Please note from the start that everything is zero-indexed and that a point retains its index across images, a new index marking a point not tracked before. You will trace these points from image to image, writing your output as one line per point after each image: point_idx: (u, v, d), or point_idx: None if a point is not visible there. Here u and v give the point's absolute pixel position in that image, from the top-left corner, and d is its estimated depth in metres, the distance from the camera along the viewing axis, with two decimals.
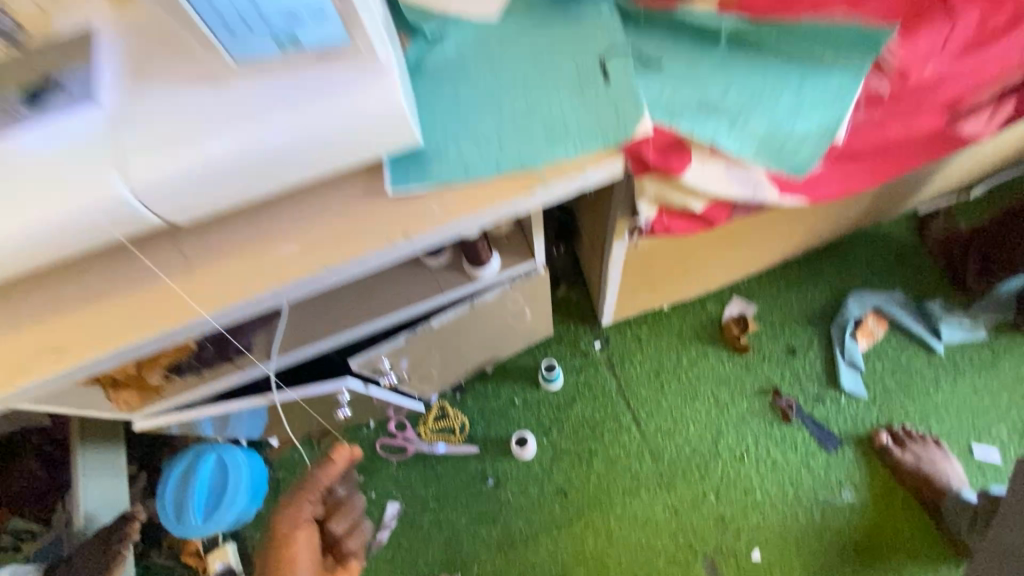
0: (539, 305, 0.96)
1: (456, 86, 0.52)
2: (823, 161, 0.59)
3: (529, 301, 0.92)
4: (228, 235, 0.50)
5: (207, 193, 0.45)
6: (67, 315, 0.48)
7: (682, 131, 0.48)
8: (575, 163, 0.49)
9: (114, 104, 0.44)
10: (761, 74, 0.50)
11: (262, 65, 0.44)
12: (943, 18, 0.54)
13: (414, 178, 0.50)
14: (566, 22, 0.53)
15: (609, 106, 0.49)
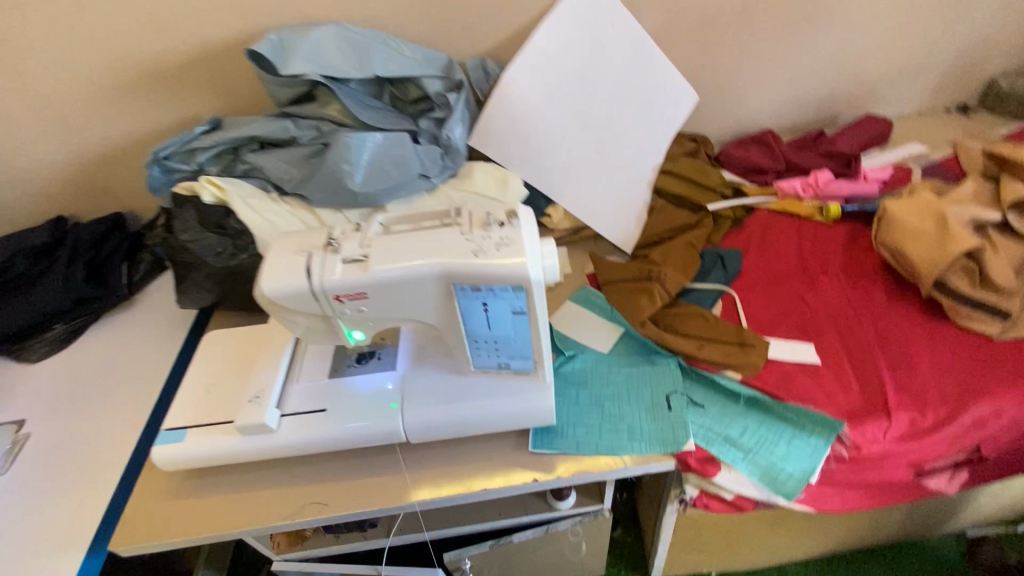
0: (594, 544, 1.16)
1: (580, 390, 0.88)
2: (822, 485, 0.82)
3: (586, 539, 1.14)
4: (436, 452, 0.85)
5: (437, 428, 0.81)
6: (340, 484, 0.82)
7: (714, 454, 0.79)
8: (645, 457, 0.80)
9: (403, 370, 0.85)
10: (768, 429, 0.81)
11: (484, 370, 0.82)
12: (886, 417, 0.80)
13: (547, 443, 0.83)
14: (651, 366, 0.89)
15: (670, 428, 0.81)
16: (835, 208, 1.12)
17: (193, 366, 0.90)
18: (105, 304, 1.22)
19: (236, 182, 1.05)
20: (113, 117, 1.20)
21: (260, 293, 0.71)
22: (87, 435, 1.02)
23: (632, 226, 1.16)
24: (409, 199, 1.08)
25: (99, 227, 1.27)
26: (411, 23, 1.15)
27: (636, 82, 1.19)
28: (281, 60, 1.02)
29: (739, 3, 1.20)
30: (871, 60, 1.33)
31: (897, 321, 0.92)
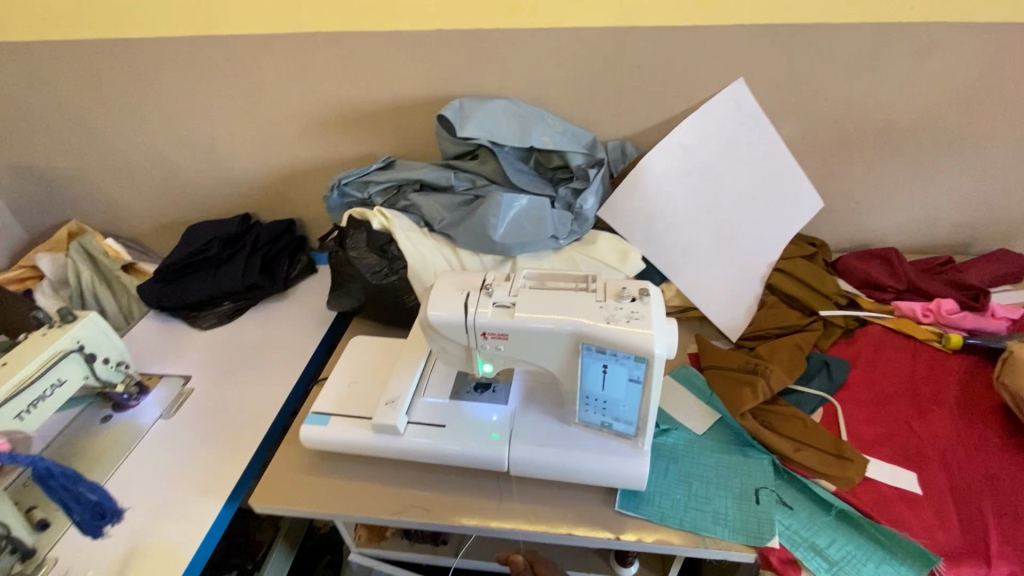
0: None
1: (669, 463, 0.94)
2: None
3: None
4: (528, 488, 0.93)
5: (533, 466, 0.90)
6: (442, 494, 0.93)
7: (797, 558, 0.81)
8: (726, 543, 0.83)
9: (513, 407, 0.95)
10: (857, 547, 0.82)
11: (587, 424, 0.90)
12: (988, 565, 0.78)
13: (631, 505, 0.89)
14: (744, 457, 0.93)
15: (754, 520, 0.84)
16: (955, 339, 1.09)
17: (341, 363, 1.07)
18: (266, 293, 1.45)
19: (399, 214, 1.24)
20: (308, 144, 1.46)
21: (424, 318, 0.86)
22: (237, 400, 1.22)
23: (738, 317, 1.22)
24: (538, 255, 1.22)
25: (277, 228, 1.53)
26: (567, 104, 1.31)
27: (764, 184, 1.27)
28: (458, 123, 1.22)
29: (879, 126, 1.26)
30: (1014, 197, 1.32)
31: (1013, 469, 0.90)
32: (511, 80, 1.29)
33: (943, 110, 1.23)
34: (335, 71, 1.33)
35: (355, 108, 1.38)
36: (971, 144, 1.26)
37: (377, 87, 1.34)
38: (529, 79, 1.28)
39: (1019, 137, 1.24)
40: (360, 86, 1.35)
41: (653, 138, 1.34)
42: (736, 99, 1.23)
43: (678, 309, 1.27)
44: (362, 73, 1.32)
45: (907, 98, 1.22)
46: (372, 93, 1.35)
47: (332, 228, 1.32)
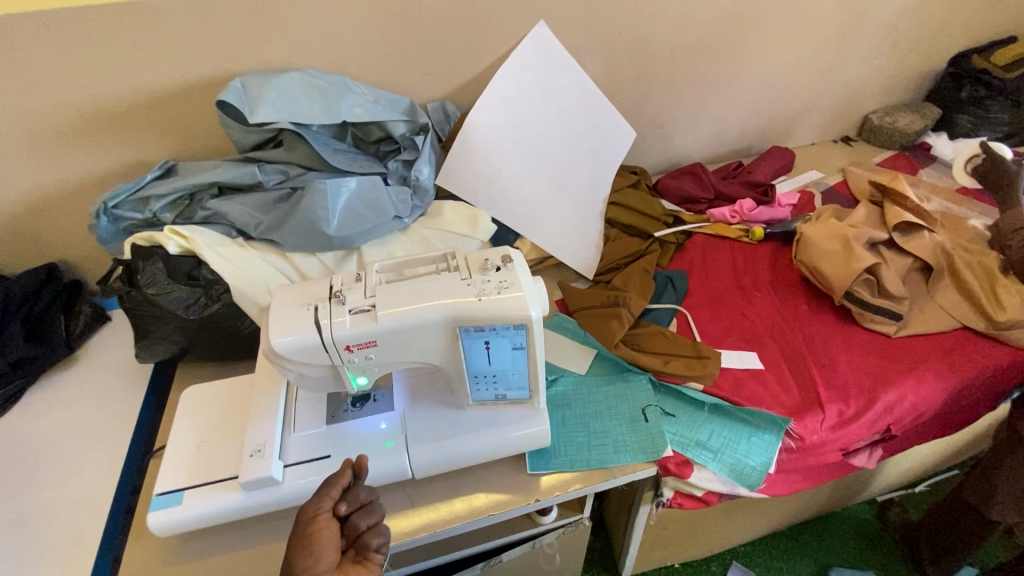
0: (567, 551, 1.20)
1: (565, 411, 0.96)
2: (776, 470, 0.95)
3: (559, 547, 1.17)
4: (440, 485, 0.89)
5: (439, 461, 0.85)
6: None
7: (689, 457, 0.90)
8: (631, 466, 0.89)
9: (401, 409, 0.88)
10: (731, 429, 0.93)
11: (482, 402, 0.87)
12: (821, 409, 0.95)
13: (542, 463, 0.90)
14: (625, 381, 0.99)
15: (649, 437, 0.91)
16: (757, 231, 1.29)
17: (178, 423, 0.88)
18: (44, 363, 1.13)
19: (200, 229, 1.02)
20: (44, 163, 1.12)
21: (269, 349, 0.73)
22: (44, 511, 0.95)
23: (592, 254, 1.27)
24: (384, 239, 1.11)
25: (30, 281, 1.16)
26: (373, 68, 1.18)
27: (583, 123, 1.31)
28: (247, 108, 1.03)
29: (668, 53, 1.37)
30: (773, 100, 1.56)
31: (819, 327, 1.10)
32: (301, 49, 1.11)
33: (712, 32, 1.37)
34: (55, 63, 1.01)
35: (103, 109, 1.08)
36: (738, 60, 1.45)
37: (125, 77, 1.06)
38: (323, 44, 1.12)
39: (769, 48, 1.45)
40: (101, 79, 1.05)
41: (472, 93, 1.29)
42: (541, 42, 1.22)
43: (535, 262, 1.27)
44: (98, 62, 1.03)
45: (685, 24, 1.33)
46: (121, 86, 1.07)
47: (114, 264, 1.05)
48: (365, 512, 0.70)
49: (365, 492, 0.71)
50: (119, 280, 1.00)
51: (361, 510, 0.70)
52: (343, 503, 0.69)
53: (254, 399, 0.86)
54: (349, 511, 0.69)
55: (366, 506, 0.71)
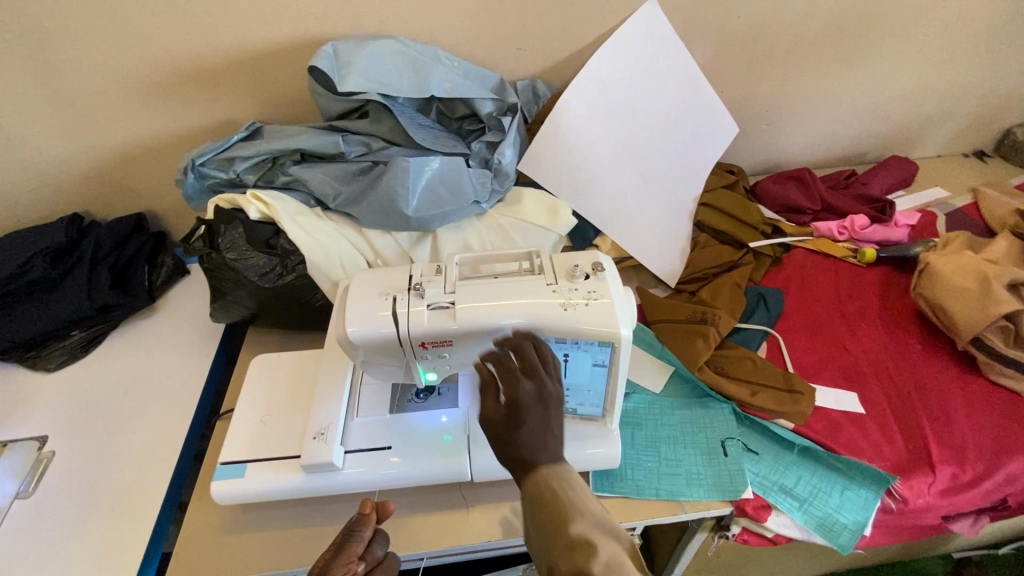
0: None
1: (635, 431, 0.90)
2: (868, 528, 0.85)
3: None
4: (495, 490, 0.85)
5: (500, 470, 0.81)
6: (401, 519, 0.82)
7: (770, 502, 0.82)
8: (703, 503, 0.82)
9: (465, 408, 0.85)
10: (822, 479, 0.85)
11: None
12: (931, 471, 0.84)
13: (608, 485, 0.83)
14: (704, 408, 0.92)
15: (727, 474, 0.83)
16: (869, 253, 1.14)
17: (245, 392, 0.88)
18: (127, 311, 1.16)
19: (281, 196, 1.01)
20: (140, 115, 1.13)
21: (342, 335, 0.70)
22: (119, 455, 0.99)
23: (676, 259, 1.17)
24: (460, 224, 1.06)
25: (123, 227, 1.21)
26: (465, 40, 1.12)
27: (682, 114, 1.20)
28: (336, 75, 0.99)
29: (789, 42, 1.21)
30: (902, 103, 1.38)
31: (934, 373, 0.97)
32: (394, 15, 1.06)
33: (845, 21, 1.20)
34: (157, 15, 1.01)
35: (197, 65, 1.08)
36: (869, 54, 1.27)
37: (221, 33, 1.04)
38: (417, 12, 1.06)
39: (909, 43, 1.26)
40: (198, 34, 1.04)
41: (565, 73, 1.20)
42: (649, 22, 1.11)
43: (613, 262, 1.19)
44: (197, 16, 1.02)
45: (814, 11, 1.18)
46: (216, 43, 1.06)
47: (197, 223, 1.06)
48: (383, 568, 0.70)
49: (382, 547, 0.71)
50: (201, 241, 1.01)
51: (377, 564, 0.70)
52: (363, 561, 0.68)
53: (319, 378, 0.85)
54: (367, 566, 0.69)
55: (381, 558, 0.71)
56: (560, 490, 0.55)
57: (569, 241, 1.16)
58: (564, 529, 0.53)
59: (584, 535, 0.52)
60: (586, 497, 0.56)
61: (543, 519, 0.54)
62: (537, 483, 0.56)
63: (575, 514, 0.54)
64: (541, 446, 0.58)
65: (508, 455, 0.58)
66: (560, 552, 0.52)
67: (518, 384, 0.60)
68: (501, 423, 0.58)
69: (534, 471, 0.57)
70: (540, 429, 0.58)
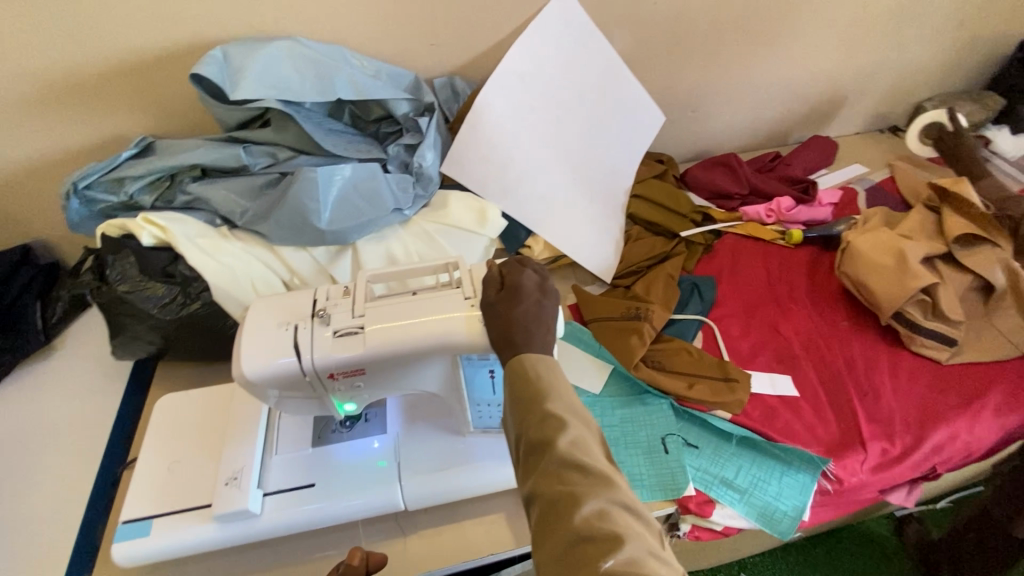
0: None
1: None
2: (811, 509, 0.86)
3: None
4: (437, 516, 0.81)
5: (435, 497, 0.77)
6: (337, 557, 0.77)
7: (711, 496, 0.81)
8: (648, 505, 0.80)
9: (395, 432, 0.80)
10: (761, 467, 0.85)
11: (484, 430, 0.79)
12: (862, 448, 0.86)
13: None
14: (643, 406, 0.90)
15: (668, 473, 0.82)
16: (796, 234, 1.16)
17: (150, 437, 0.80)
18: (19, 354, 1.06)
19: (179, 218, 0.92)
20: (11, 137, 1.01)
21: (240, 375, 0.63)
22: (15, 522, 0.88)
23: (612, 254, 1.15)
24: (382, 234, 1.00)
25: (6, 261, 1.09)
26: (373, 38, 1.05)
27: (607, 105, 1.18)
28: (229, 82, 0.90)
29: (707, 26, 1.21)
30: (819, 83, 1.40)
31: (862, 350, 0.99)
32: (291, 12, 0.98)
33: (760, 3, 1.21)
34: (12, 22, 0.88)
35: (70, 77, 0.96)
36: (785, 36, 1.28)
37: (91, 40, 0.93)
38: (318, 10, 0.99)
39: (822, 24, 1.28)
40: (64, 41, 0.92)
41: (484, 68, 1.15)
42: (564, 11, 1.07)
43: (548, 262, 1.16)
44: (60, 21, 0.90)
45: None
46: (88, 51, 0.94)
47: (86, 254, 0.96)
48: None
49: None
50: (89, 274, 0.91)
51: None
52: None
53: (232, 416, 0.78)
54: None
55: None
56: (544, 372, 0.60)
57: (501, 244, 1.12)
58: (539, 403, 0.57)
59: (559, 413, 0.56)
60: (563, 382, 0.60)
61: (521, 392, 0.58)
62: (522, 362, 0.60)
63: (551, 394, 0.57)
64: (532, 325, 0.62)
65: (499, 334, 0.62)
66: (531, 421, 0.56)
67: (520, 273, 0.66)
68: (500, 302, 0.63)
69: (520, 351, 0.61)
70: (533, 310, 0.63)
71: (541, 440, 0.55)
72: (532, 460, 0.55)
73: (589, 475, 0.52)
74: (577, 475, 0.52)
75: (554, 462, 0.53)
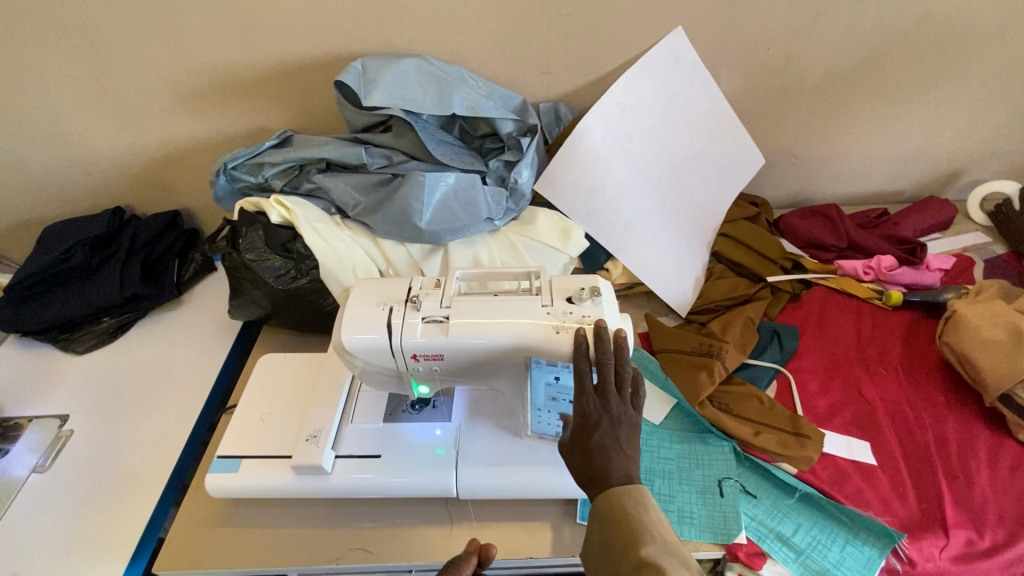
0: None
1: None
2: None
3: None
4: (483, 511, 0.84)
5: (487, 490, 0.81)
6: (386, 529, 0.83)
7: (764, 550, 0.78)
8: (694, 544, 0.79)
9: (458, 422, 0.85)
10: (821, 531, 0.81)
11: (541, 436, 0.82)
12: (943, 534, 0.80)
13: None
14: (703, 445, 0.89)
15: (721, 516, 0.80)
16: (895, 296, 1.10)
17: (249, 389, 0.91)
18: (155, 302, 1.21)
19: (303, 203, 1.05)
20: (184, 119, 1.20)
21: (339, 343, 0.72)
22: (131, 440, 1.02)
23: (690, 289, 1.15)
24: (472, 239, 1.08)
25: (159, 222, 1.28)
26: (490, 60, 1.14)
27: (706, 144, 1.19)
28: (363, 90, 1.02)
29: (820, 74, 1.19)
30: (942, 141, 1.32)
31: (958, 430, 0.92)
32: (422, 33, 1.09)
33: (882, 55, 1.17)
34: (202, 25, 1.07)
35: (236, 73, 1.14)
36: (907, 90, 1.23)
37: (260, 45, 1.10)
38: (446, 32, 1.09)
39: (952, 80, 1.21)
40: (239, 45, 1.10)
41: (589, 96, 1.21)
42: (675, 49, 1.11)
43: (624, 287, 1.18)
44: (238, 27, 1.07)
45: (849, 45, 1.15)
46: (254, 53, 1.11)
47: (223, 224, 1.11)
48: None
49: None
50: (224, 240, 1.05)
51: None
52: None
53: (319, 382, 0.88)
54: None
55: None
56: (631, 509, 0.61)
57: (580, 263, 1.15)
58: (634, 550, 0.58)
59: (652, 557, 0.57)
60: (654, 518, 0.61)
61: (614, 539, 0.60)
62: (610, 501, 0.62)
63: (645, 537, 0.58)
64: (609, 455, 0.64)
65: (582, 469, 0.66)
66: (627, 569, 0.57)
67: (585, 398, 0.68)
68: (576, 438, 0.67)
69: (606, 488, 0.63)
70: (608, 438, 0.65)
71: None
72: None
73: None
74: None
75: None
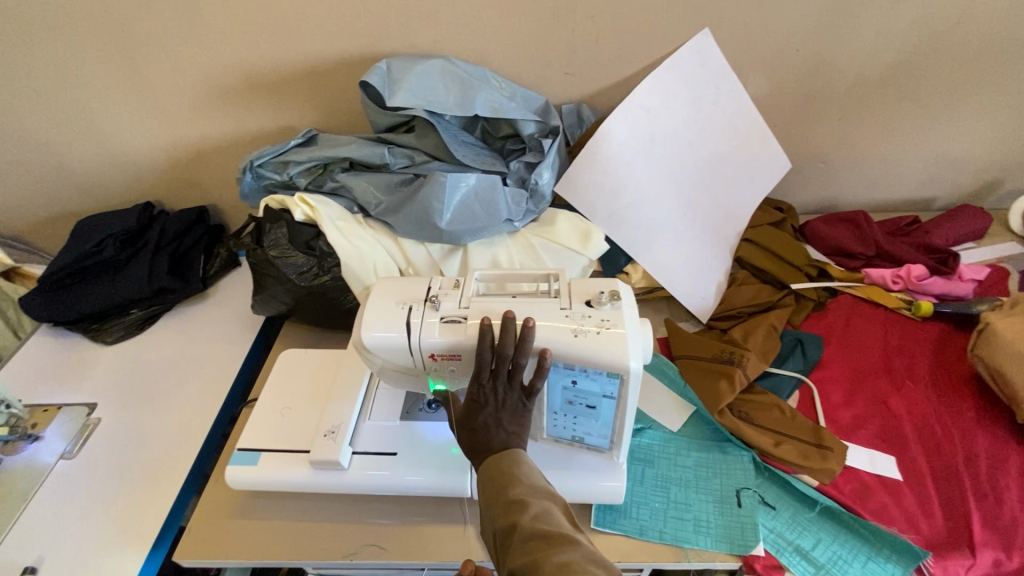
0: None
1: (645, 468, 0.87)
2: None
3: None
4: None
5: None
6: (398, 528, 0.83)
7: (782, 562, 0.77)
8: (710, 554, 0.77)
9: None
10: (843, 546, 0.79)
11: (557, 439, 0.81)
12: (970, 553, 0.77)
13: (613, 523, 0.80)
14: (722, 454, 0.88)
15: (738, 527, 0.79)
16: (925, 306, 1.06)
17: (271, 383, 0.93)
18: (182, 295, 1.24)
19: (326, 201, 1.06)
20: (213, 118, 1.23)
21: (358, 341, 0.73)
22: (156, 430, 1.05)
23: (711, 294, 1.14)
24: (491, 241, 1.08)
25: (187, 218, 1.31)
26: (515, 62, 1.14)
27: (731, 148, 1.17)
28: (388, 91, 1.03)
29: (851, 78, 1.16)
30: (979, 149, 1.27)
31: (989, 447, 0.89)
32: (447, 35, 1.10)
33: (917, 59, 1.14)
34: (233, 26, 1.09)
35: (264, 73, 1.16)
36: (943, 95, 1.19)
37: (289, 46, 1.12)
38: (471, 34, 1.10)
39: (990, 86, 1.17)
40: (269, 46, 1.12)
41: (613, 98, 1.20)
42: (701, 52, 1.09)
43: (644, 291, 1.17)
44: (268, 29, 1.09)
45: (882, 49, 1.12)
46: (283, 55, 1.13)
47: (249, 220, 1.13)
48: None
49: None
50: (249, 236, 1.07)
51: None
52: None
53: (337, 379, 0.89)
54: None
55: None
56: (507, 463, 0.67)
57: (600, 266, 1.14)
58: (506, 491, 0.64)
59: (521, 494, 0.63)
60: (530, 469, 0.67)
61: (492, 490, 0.65)
62: (490, 463, 0.68)
63: (516, 482, 0.65)
64: (491, 429, 0.70)
65: (470, 446, 0.70)
66: (499, 513, 0.62)
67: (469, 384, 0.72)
68: (462, 423, 0.72)
69: (489, 455, 0.69)
70: (488, 416, 0.70)
71: (508, 522, 0.60)
72: (505, 546, 0.59)
73: (552, 539, 0.57)
74: (544, 540, 0.57)
75: (522, 538, 0.58)
